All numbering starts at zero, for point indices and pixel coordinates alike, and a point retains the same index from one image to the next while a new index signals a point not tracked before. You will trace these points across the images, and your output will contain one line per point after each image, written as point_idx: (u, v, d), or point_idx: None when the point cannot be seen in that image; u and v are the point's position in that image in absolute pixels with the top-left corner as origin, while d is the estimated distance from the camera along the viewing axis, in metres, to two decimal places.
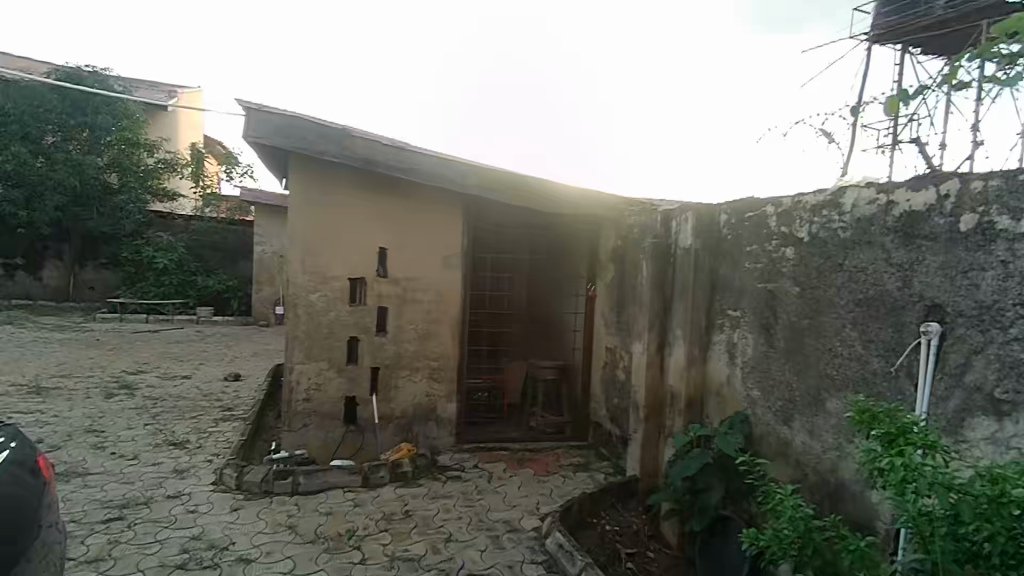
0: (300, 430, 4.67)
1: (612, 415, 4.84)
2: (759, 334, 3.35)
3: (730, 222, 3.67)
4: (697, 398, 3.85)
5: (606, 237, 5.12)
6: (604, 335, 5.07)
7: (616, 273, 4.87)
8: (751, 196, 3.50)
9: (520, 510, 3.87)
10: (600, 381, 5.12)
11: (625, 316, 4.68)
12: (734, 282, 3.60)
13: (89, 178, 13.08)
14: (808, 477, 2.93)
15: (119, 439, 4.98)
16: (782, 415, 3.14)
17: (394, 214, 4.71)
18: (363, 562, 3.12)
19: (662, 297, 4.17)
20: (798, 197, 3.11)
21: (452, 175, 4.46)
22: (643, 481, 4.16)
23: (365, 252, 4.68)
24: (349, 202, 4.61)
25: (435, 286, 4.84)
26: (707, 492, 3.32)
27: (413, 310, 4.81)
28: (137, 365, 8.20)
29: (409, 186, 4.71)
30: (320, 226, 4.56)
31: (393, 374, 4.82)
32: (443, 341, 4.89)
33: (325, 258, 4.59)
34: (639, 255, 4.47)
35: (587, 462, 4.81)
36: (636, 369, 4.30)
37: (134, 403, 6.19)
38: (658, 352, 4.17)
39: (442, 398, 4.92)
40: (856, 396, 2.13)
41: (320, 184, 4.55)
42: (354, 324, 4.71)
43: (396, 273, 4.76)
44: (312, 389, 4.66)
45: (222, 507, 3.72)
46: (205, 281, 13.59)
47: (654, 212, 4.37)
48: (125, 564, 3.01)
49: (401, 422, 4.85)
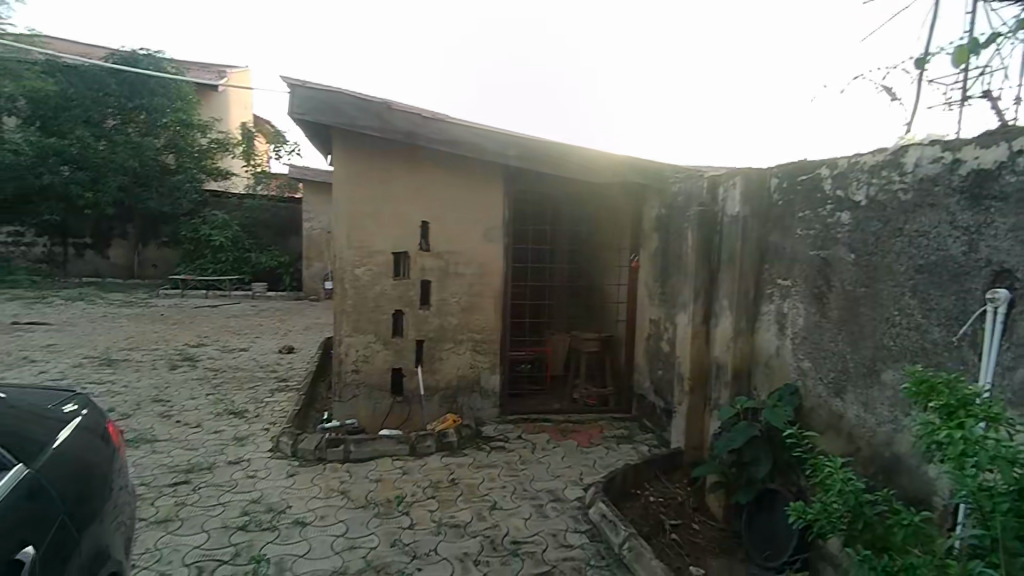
0: (350, 401, 4.83)
1: (656, 387, 4.80)
2: (811, 302, 3.21)
3: (781, 187, 3.50)
4: (744, 369, 3.72)
5: (651, 207, 4.99)
6: (648, 307, 4.99)
7: (660, 242, 4.77)
8: (804, 159, 3.33)
9: (563, 480, 3.91)
10: (644, 352, 5.06)
11: (670, 287, 4.58)
12: (785, 250, 3.44)
13: (148, 159, 13.70)
14: (861, 451, 2.84)
15: (184, 408, 5.28)
16: (834, 387, 3.03)
17: (435, 188, 4.72)
18: (411, 528, 3.23)
19: (708, 267, 4.05)
20: (857, 157, 2.94)
21: (493, 146, 4.43)
22: (688, 453, 4.12)
23: (408, 227, 4.73)
24: (391, 176, 4.64)
25: (477, 259, 4.86)
26: (754, 465, 3.26)
27: (456, 282, 4.85)
28: (198, 339, 8.63)
29: (450, 158, 4.69)
30: (363, 201, 4.62)
31: (437, 347, 4.90)
32: (486, 314, 4.93)
33: (369, 233, 4.66)
34: (684, 223, 4.36)
35: (631, 434, 4.80)
36: (681, 341, 4.23)
37: (197, 374, 6.53)
38: (703, 322, 4.08)
39: (485, 370, 4.98)
40: (913, 366, 2.03)
41: (363, 158, 4.58)
42: (398, 298, 4.79)
43: (438, 247, 4.80)
44: (360, 361, 4.80)
45: (279, 472, 3.90)
46: (258, 258, 14.06)
47: (700, 179, 4.23)
48: (191, 525, 3.22)
49: (446, 393, 4.94)
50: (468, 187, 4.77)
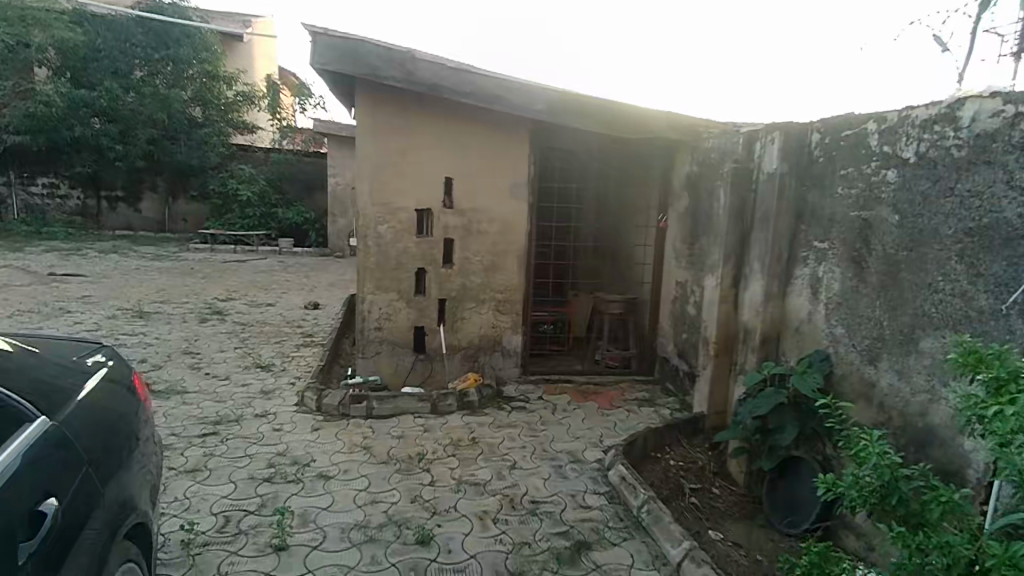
0: (373, 358, 4.87)
1: (681, 350, 4.73)
2: (848, 266, 3.05)
3: (824, 143, 3.29)
4: (773, 335, 3.55)
5: (681, 164, 4.81)
6: (675, 269, 4.87)
7: (690, 201, 4.61)
8: (848, 113, 3.12)
9: (583, 442, 3.91)
10: (669, 315, 4.97)
11: (698, 248, 4.45)
12: (823, 210, 3.26)
13: (176, 112, 13.73)
14: (893, 421, 2.75)
15: (212, 361, 5.40)
16: (868, 355, 2.91)
17: (459, 143, 4.61)
18: (432, 484, 3.27)
19: (740, 229, 3.90)
20: (908, 110, 2.74)
21: (518, 98, 4.29)
22: (711, 418, 4.07)
23: (431, 183, 4.64)
24: (414, 130, 4.53)
25: (500, 217, 4.77)
26: (780, 432, 3.18)
27: (479, 241, 4.79)
28: (227, 293, 8.78)
29: (474, 112, 4.56)
30: (385, 156, 4.53)
31: (459, 306, 4.88)
32: (509, 273, 4.88)
33: (391, 189, 4.60)
34: (716, 181, 4.18)
35: (653, 397, 4.77)
36: (708, 305, 4.12)
37: (226, 328, 6.66)
38: (732, 285, 3.96)
39: (508, 330, 4.97)
40: (960, 337, 1.92)
41: (385, 111, 4.47)
42: (420, 256, 4.75)
43: (462, 204, 4.71)
44: (383, 318, 4.81)
45: (304, 426, 3.98)
46: (284, 213, 14.15)
47: (735, 135, 4.04)
48: (219, 475, 3.31)
49: (468, 351, 4.95)
50: (493, 142, 4.64)
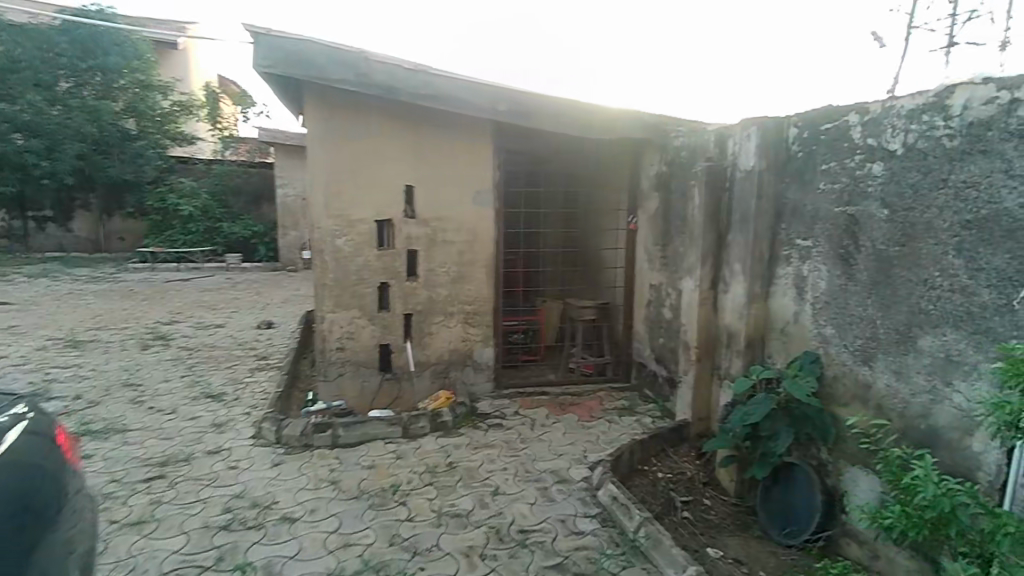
0: (335, 380, 4.54)
1: (658, 355, 4.60)
2: (834, 265, 2.93)
3: (804, 138, 3.15)
4: (758, 337, 3.41)
5: (649, 165, 4.68)
6: (648, 272, 4.73)
7: (661, 202, 4.48)
8: (826, 107, 3.02)
9: (567, 459, 3.71)
10: (644, 319, 4.84)
11: (672, 249, 4.33)
12: (805, 207, 3.14)
13: (107, 125, 12.83)
14: (892, 423, 2.64)
15: (157, 393, 4.95)
16: (861, 356, 2.79)
17: (419, 149, 4.34)
18: (410, 519, 3.00)
19: (716, 229, 3.78)
20: (892, 101, 2.64)
21: (481, 100, 4.07)
22: (695, 425, 3.93)
23: (391, 192, 4.35)
24: (370, 137, 4.23)
25: (466, 225, 4.53)
26: (774, 439, 3.03)
27: (444, 251, 4.53)
28: (170, 315, 8.21)
29: (433, 115, 4.31)
30: (340, 165, 4.21)
31: (426, 321, 4.61)
32: (478, 283, 4.64)
33: (349, 200, 4.29)
34: (689, 180, 4.06)
35: (632, 405, 4.62)
36: (687, 308, 3.98)
37: (171, 354, 6.17)
38: (711, 287, 3.83)
39: (478, 343, 4.73)
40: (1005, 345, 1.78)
41: (338, 117, 4.16)
42: (382, 270, 4.46)
43: (425, 213, 4.45)
44: (345, 338, 4.49)
45: (264, 462, 3.63)
46: (230, 228, 13.50)
47: (707, 133, 3.92)
48: (168, 527, 2.95)
49: (438, 368, 4.69)
50: (454, 146, 4.39)
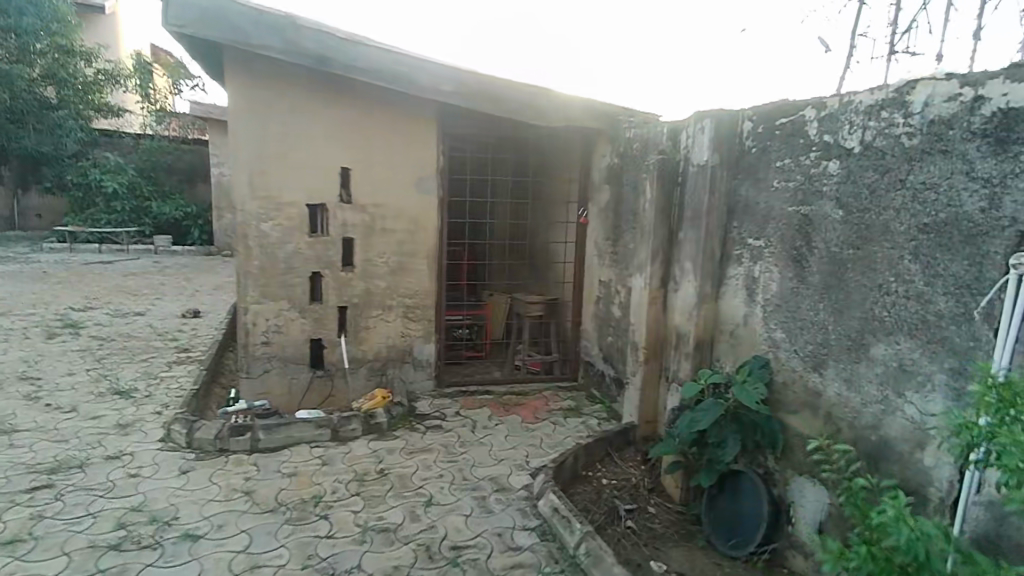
0: (260, 377, 4.17)
1: (606, 354, 4.44)
2: (787, 266, 2.77)
3: (762, 132, 2.92)
4: (706, 339, 3.25)
5: (600, 156, 4.49)
6: (598, 268, 4.57)
7: (612, 194, 4.30)
8: (783, 100, 2.84)
9: (508, 465, 3.50)
10: (592, 316, 4.67)
11: (623, 245, 4.16)
12: (760, 206, 2.93)
13: (21, 92, 11.56)
14: (842, 433, 2.54)
15: (56, 388, 4.44)
16: (811, 363, 2.67)
17: (356, 128, 4.01)
18: (330, 535, 2.71)
19: (667, 225, 3.60)
20: (850, 96, 2.48)
21: (424, 78, 3.79)
22: (641, 428, 3.79)
23: (324, 174, 4.01)
24: (302, 113, 3.88)
25: (408, 212, 4.24)
26: (721, 447, 2.90)
27: (383, 240, 4.23)
28: (85, 301, 7.53)
29: (372, 92, 3.98)
30: (268, 142, 3.85)
31: (363, 315, 4.30)
32: (419, 275, 4.36)
33: (278, 180, 3.93)
34: (641, 172, 3.89)
35: (578, 406, 4.46)
36: (636, 306, 3.81)
37: (78, 345, 5.60)
38: (661, 286, 3.66)
39: (419, 339, 4.46)
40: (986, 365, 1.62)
41: (265, 90, 3.79)
42: (315, 258, 4.11)
43: (362, 198, 4.13)
44: (271, 331, 4.12)
45: (170, 470, 3.26)
46: (161, 208, 12.64)
47: (659, 124, 3.75)
48: (46, 547, 2.56)
49: (375, 364, 4.40)
50: (396, 126, 4.08)
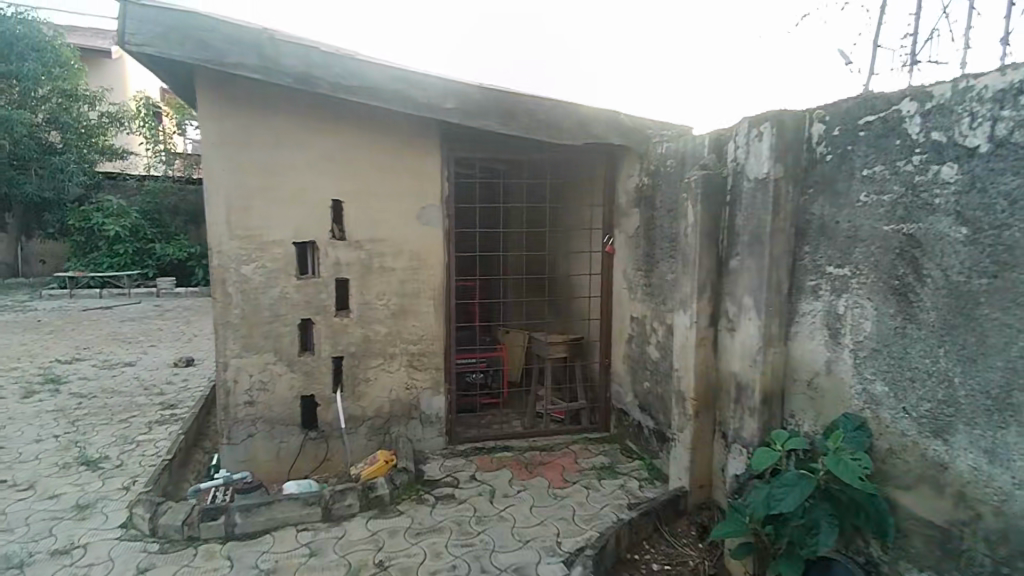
0: (244, 443, 3.61)
1: (643, 402, 3.83)
2: (886, 301, 2.18)
3: (845, 130, 2.35)
4: (776, 391, 2.64)
5: (628, 176, 3.95)
6: (629, 301, 3.99)
7: (644, 218, 3.75)
8: (867, 94, 2.27)
9: (535, 549, 2.87)
10: (624, 358, 4.08)
11: (658, 276, 3.58)
12: (838, 226, 2.37)
13: (22, 137, 11.38)
14: (983, 520, 1.90)
15: (17, 460, 3.90)
16: (930, 425, 2.05)
17: (348, 155, 3.51)
18: None
19: (715, 252, 3.02)
20: (970, 80, 1.91)
21: (423, 95, 3.30)
22: (694, 495, 3.14)
23: (313, 208, 3.50)
24: (286, 140, 3.39)
25: (411, 247, 3.71)
26: (812, 535, 2.24)
27: (382, 279, 3.69)
28: (73, 352, 7.06)
29: (365, 113, 3.49)
30: (248, 175, 3.36)
31: (361, 365, 3.74)
32: (424, 318, 3.80)
33: (260, 217, 3.42)
34: (679, 191, 3.33)
35: (613, 463, 3.83)
36: (680, 349, 3.20)
37: (54, 404, 5.09)
38: (710, 325, 3.06)
39: (426, 391, 3.88)
40: None
41: (243, 116, 3.31)
42: (304, 303, 3.58)
43: (358, 234, 3.61)
44: (256, 389, 3.57)
45: (125, 569, 2.67)
46: (164, 249, 12.32)
47: (699, 135, 3.21)
48: None
49: (377, 422, 3.82)
50: (393, 151, 3.58)
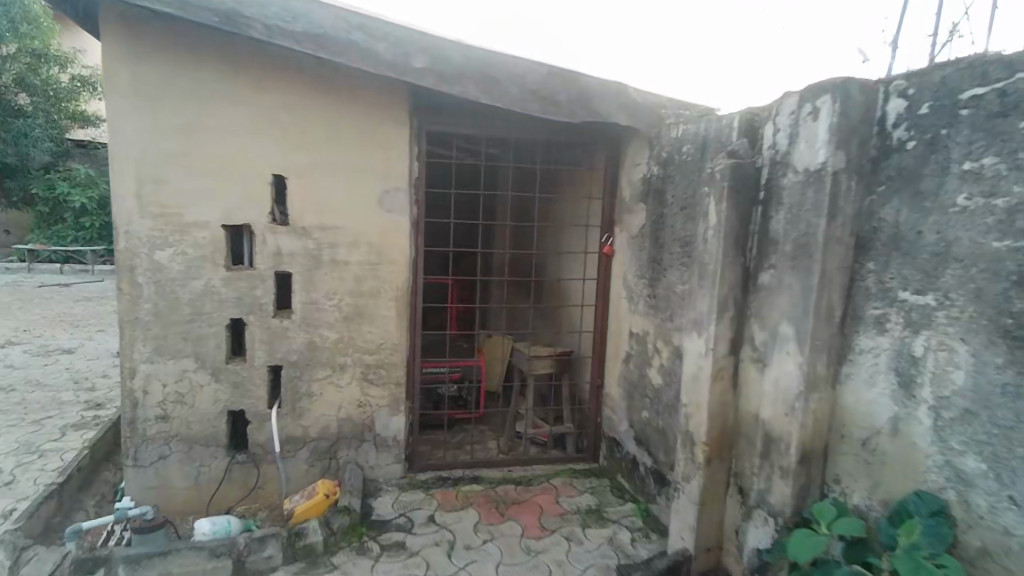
0: (154, 465, 2.99)
1: (641, 435, 3.22)
2: (992, 346, 1.56)
3: (938, 105, 1.71)
4: (816, 448, 2.02)
5: (634, 164, 3.31)
6: (629, 314, 3.37)
7: (652, 217, 3.11)
8: (975, 56, 1.63)
9: None
10: (620, 380, 3.45)
11: (667, 287, 2.95)
12: (922, 239, 1.74)
13: None
14: None
15: None
16: None
17: (293, 120, 2.86)
18: None
19: (743, 263, 2.38)
20: None
21: (384, 49, 2.66)
22: (700, 562, 2.52)
23: (248, 184, 2.85)
24: (215, 98, 2.76)
25: (368, 238, 3.06)
26: None
27: (333, 275, 3.04)
28: (9, 334, 6.37)
29: (316, 70, 2.84)
30: (166, 139, 2.73)
31: (304, 378, 3.09)
32: (381, 324, 3.16)
33: (181, 190, 2.78)
34: (698, 185, 2.69)
35: (601, 505, 3.22)
36: (690, 381, 2.58)
37: None
38: (732, 354, 2.43)
39: (383, 411, 3.24)
40: None
41: (160, 65, 2.67)
42: (234, 300, 2.93)
43: (304, 218, 2.95)
44: (171, 402, 2.95)
45: None
46: None
47: (727, 115, 2.57)
48: None
49: (321, 446, 3.18)
50: (350, 120, 2.93)
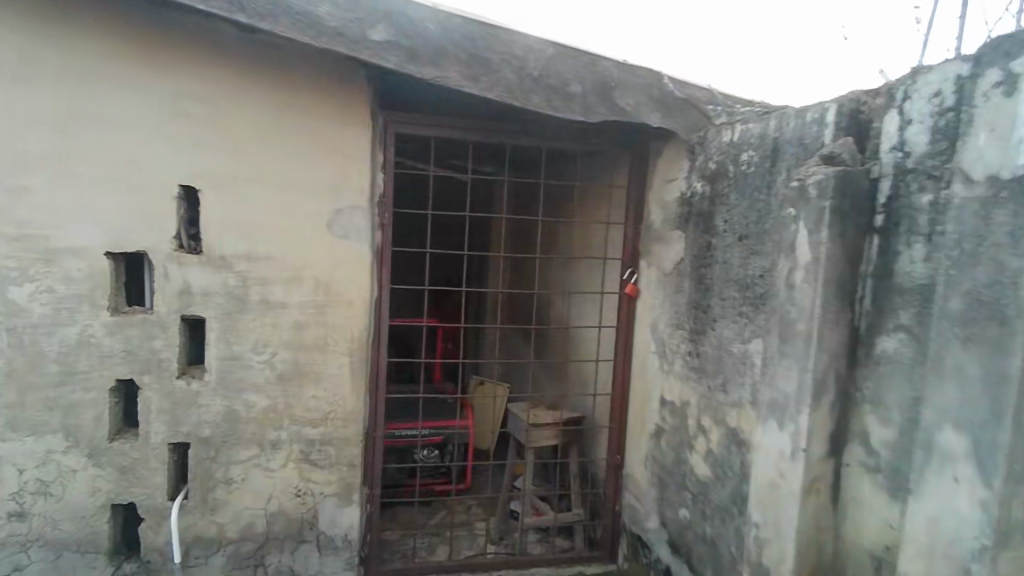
0: None
1: (678, 542, 2.38)
2: None
3: None
4: None
5: (668, 180, 2.53)
6: (659, 376, 2.56)
7: (693, 249, 2.33)
8: None
9: None
10: (647, 460, 2.63)
11: (716, 346, 2.15)
12: None
13: None
14: None
15: None
16: None
17: (209, 113, 2.10)
18: None
19: (850, 322, 1.59)
20: None
21: (328, 14, 1.92)
22: None
23: (145, 197, 2.09)
24: (100, 80, 2.01)
25: (313, 271, 2.27)
26: None
27: (264, 321, 2.24)
28: None
29: (242, 46, 2.09)
30: (27, 133, 1.97)
31: (220, 459, 2.27)
32: (330, 387, 2.35)
33: (48, 203, 2.01)
34: (767, 206, 1.92)
35: None
36: (763, 490, 1.75)
37: None
38: (832, 457, 1.62)
39: (330, 502, 2.41)
40: None
41: (19, 32, 1.93)
42: (122, 355, 2.13)
43: (223, 244, 2.17)
44: (30, 494, 2.12)
45: None
46: None
47: (813, 107, 1.80)
48: None
49: (243, 550, 2.34)
50: (290, 118, 2.18)
